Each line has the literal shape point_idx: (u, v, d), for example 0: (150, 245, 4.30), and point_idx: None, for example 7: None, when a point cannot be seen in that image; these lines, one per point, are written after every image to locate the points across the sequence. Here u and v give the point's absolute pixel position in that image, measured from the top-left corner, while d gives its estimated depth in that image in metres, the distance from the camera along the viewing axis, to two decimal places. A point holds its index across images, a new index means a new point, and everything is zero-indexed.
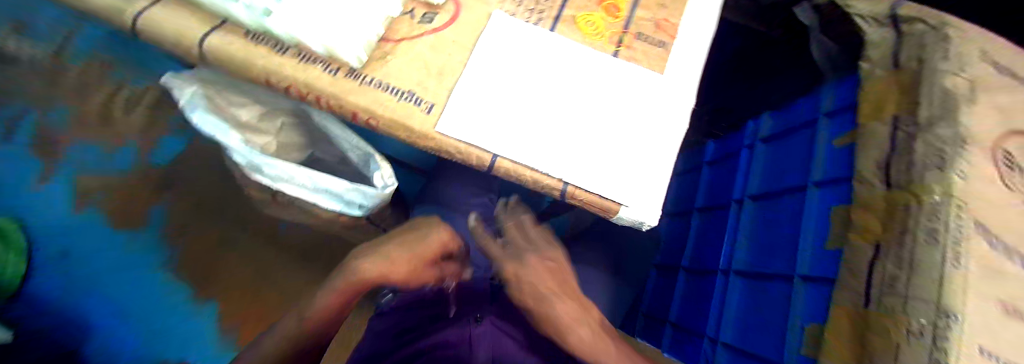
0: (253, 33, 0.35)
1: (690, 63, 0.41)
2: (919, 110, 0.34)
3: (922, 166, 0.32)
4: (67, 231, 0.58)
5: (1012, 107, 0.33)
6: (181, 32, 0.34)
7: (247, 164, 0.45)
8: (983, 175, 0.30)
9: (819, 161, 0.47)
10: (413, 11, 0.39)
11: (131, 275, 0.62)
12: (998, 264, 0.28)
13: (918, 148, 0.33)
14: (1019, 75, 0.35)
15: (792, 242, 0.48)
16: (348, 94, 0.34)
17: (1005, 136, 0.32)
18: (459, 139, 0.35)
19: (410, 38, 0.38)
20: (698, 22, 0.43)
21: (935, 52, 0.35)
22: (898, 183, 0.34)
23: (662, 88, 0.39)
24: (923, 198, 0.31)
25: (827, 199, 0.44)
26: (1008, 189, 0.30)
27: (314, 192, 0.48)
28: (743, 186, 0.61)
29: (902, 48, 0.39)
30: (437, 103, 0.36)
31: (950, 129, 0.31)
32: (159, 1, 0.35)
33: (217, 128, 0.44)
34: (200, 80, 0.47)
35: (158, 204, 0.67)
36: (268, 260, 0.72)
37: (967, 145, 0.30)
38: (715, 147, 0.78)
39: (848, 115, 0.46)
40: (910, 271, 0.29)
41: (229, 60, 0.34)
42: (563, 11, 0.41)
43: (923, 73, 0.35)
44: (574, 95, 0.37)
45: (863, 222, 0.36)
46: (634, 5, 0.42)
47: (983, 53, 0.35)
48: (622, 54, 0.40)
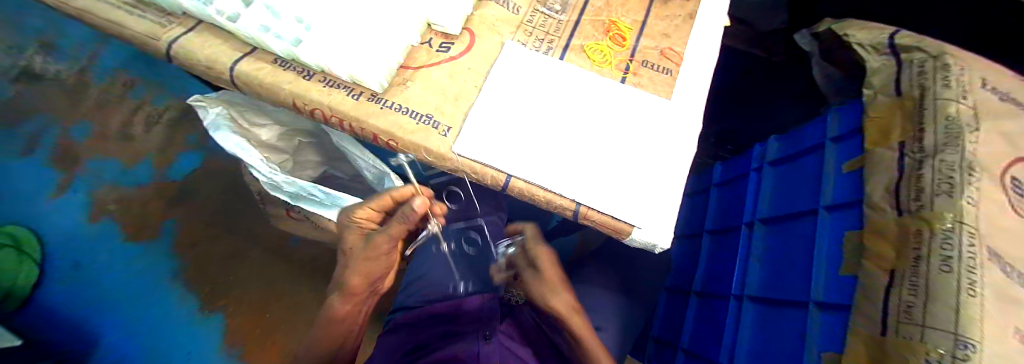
0: (281, 60, 0.37)
1: (697, 89, 0.42)
2: (924, 138, 0.35)
3: (932, 192, 0.32)
4: (78, 243, 0.67)
5: (1017, 134, 0.34)
6: (212, 59, 0.36)
7: (267, 181, 0.47)
8: (990, 201, 0.30)
9: (830, 186, 0.47)
10: (431, 40, 0.41)
11: (138, 288, 0.69)
12: (1013, 291, 0.28)
13: (925, 174, 0.33)
14: (1020, 101, 0.36)
15: (806, 266, 0.47)
16: (369, 117, 0.36)
17: (1012, 163, 0.32)
18: (473, 160, 0.36)
19: (428, 65, 0.40)
20: (702, 51, 0.44)
21: (935, 81, 0.37)
22: (908, 208, 0.34)
23: (669, 113, 0.40)
24: (934, 225, 0.31)
25: (839, 223, 0.44)
26: (1018, 216, 0.31)
27: (329, 209, 0.49)
28: (753, 209, 0.61)
29: (903, 75, 0.40)
30: (453, 127, 0.37)
31: (957, 155, 0.32)
32: (193, 29, 0.37)
33: (239, 146, 0.46)
34: (224, 102, 0.49)
35: (169, 218, 0.75)
36: (280, 276, 0.81)
37: (974, 172, 0.31)
38: (723, 169, 0.78)
39: (854, 140, 0.46)
40: (925, 297, 0.29)
41: (257, 85, 0.36)
42: (572, 40, 0.43)
43: (926, 100, 0.36)
44: (584, 119, 0.38)
45: (875, 247, 0.36)
46: (639, 34, 0.44)
47: (984, 82, 0.36)
48: (630, 81, 0.42)
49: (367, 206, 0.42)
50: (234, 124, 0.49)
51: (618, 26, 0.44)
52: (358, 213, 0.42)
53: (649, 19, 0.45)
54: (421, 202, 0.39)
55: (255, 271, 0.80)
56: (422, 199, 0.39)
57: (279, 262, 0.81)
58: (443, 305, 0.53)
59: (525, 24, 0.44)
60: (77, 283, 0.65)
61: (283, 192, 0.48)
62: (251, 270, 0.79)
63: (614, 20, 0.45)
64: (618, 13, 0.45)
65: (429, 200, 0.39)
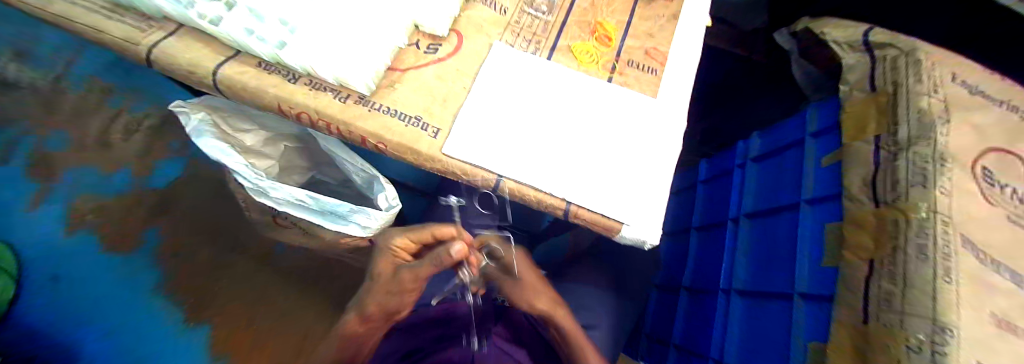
0: (266, 64, 0.36)
1: (681, 88, 0.43)
2: (899, 131, 0.36)
3: (907, 183, 0.33)
4: (52, 253, 0.60)
5: (986, 127, 0.35)
6: (195, 63, 0.35)
7: (253, 187, 0.46)
8: (962, 190, 0.31)
9: (810, 180, 0.49)
10: (418, 42, 0.41)
11: (121, 303, 0.64)
12: (986, 277, 0.29)
13: (901, 167, 0.34)
14: (987, 94, 0.38)
15: (790, 259, 0.48)
16: (356, 120, 0.35)
17: (982, 154, 0.34)
18: (463, 161, 0.36)
19: (415, 67, 0.39)
20: (686, 50, 0.45)
21: (908, 76, 0.38)
22: (886, 199, 0.35)
23: (656, 111, 0.41)
24: (911, 214, 0.32)
25: (820, 216, 0.45)
26: (990, 204, 0.32)
27: (318, 215, 0.48)
28: (739, 204, 0.63)
29: (879, 70, 0.42)
30: (442, 128, 0.37)
31: (928, 147, 0.33)
32: (174, 33, 0.36)
33: (222, 152, 0.45)
34: (206, 107, 0.48)
35: (152, 226, 0.72)
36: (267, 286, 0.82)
37: (946, 162, 0.32)
38: (708, 166, 0.80)
39: (832, 135, 0.48)
40: (905, 284, 0.30)
41: (242, 88, 0.35)
42: (559, 41, 0.44)
43: (901, 95, 0.38)
44: (573, 119, 0.39)
45: (856, 239, 0.38)
46: (624, 35, 0.45)
47: (954, 77, 0.37)
48: (616, 80, 0.42)
49: (407, 236, 0.43)
50: (217, 130, 0.48)
51: (604, 27, 0.45)
52: (395, 242, 0.42)
53: (634, 20, 0.46)
54: (460, 248, 0.36)
55: (243, 280, 0.80)
56: (461, 244, 0.37)
57: (264, 270, 0.83)
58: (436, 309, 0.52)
59: (512, 26, 0.44)
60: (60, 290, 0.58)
61: (270, 199, 0.47)
62: (238, 279, 0.80)
63: (600, 21, 0.45)
64: (604, 14, 0.46)
65: (468, 247, 0.36)
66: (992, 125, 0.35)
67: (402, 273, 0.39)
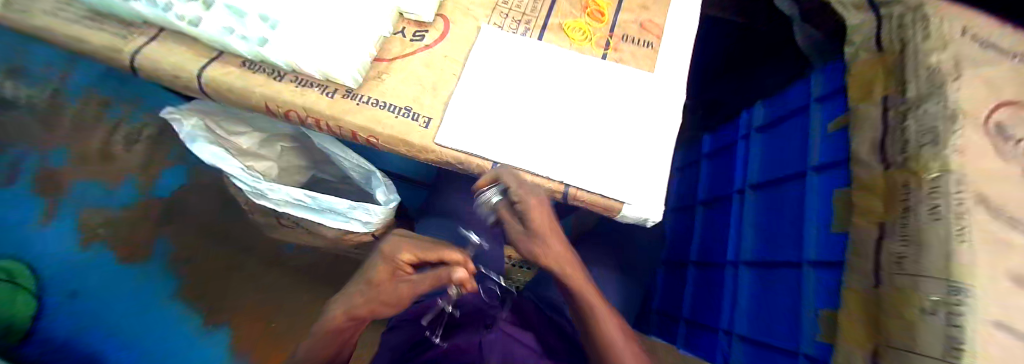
0: (251, 62, 0.35)
1: (678, 60, 0.41)
2: (908, 89, 0.35)
3: (917, 144, 0.32)
4: (74, 268, 0.64)
5: (1000, 80, 0.33)
6: (179, 67, 0.34)
7: (251, 190, 0.46)
8: (976, 150, 0.30)
9: (815, 147, 0.48)
10: (404, 31, 0.40)
11: (140, 313, 0.67)
12: (1002, 235, 0.28)
13: (910, 126, 0.33)
14: (1002, 46, 0.36)
15: (796, 228, 0.48)
16: (346, 115, 0.35)
17: (997, 107, 0.32)
18: (456, 149, 0.35)
19: (402, 56, 0.38)
20: (682, 20, 0.43)
21: (916, 32, 0.36)
22: (896, 162, 0.34)
23: (653, 86, 0.39)
24: (922, 176, 0.31)
25: (827, 183, 0.44)
26: (1004, 159, 0.31)
27: (319, 213, 0.48)
28: (743, 176, 0.62)
29: (883, 31, 0.40)
30: (434, 117, 0.36)
31: (938, 105, 0.32)
32: (157, 38, 0.35)
33: (216, 156, 0.45)
34: (197, 112, 0.48)
35: (161, 235, 0.74)
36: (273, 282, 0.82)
37: (958, 120, 0.31)
38: (711, 140, 0.78)
39: (837, 99, 0.46)
40: (916, 248, 0.29)
41: (228, 90, 0.35)
42: (550, 20, 0.42)
43: (908, 54, 0.36)
44: (567, 99, 0.38)
45: (865, 204, 0.37)
46: (618, 9, 0.43)
47: (966, 30, 0.35)
48: (611, 57, 0.41)
49: (413, 250, 0.38)
50: (211, 135, 0.48)
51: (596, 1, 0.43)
52: (400, 254, 0.37)
53: None
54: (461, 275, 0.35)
55: (253, 280, 0.81)
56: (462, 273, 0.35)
57: (270, 271, 0.83)
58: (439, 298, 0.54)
59: (500, 7, 0.43)
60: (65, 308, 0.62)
61: (269, 200, 0.47)
62: (248, 280, 0.81)
63: None
64: None
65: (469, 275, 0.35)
66: (1008, 80, 0.34)
67: (400, 286, 0.37)
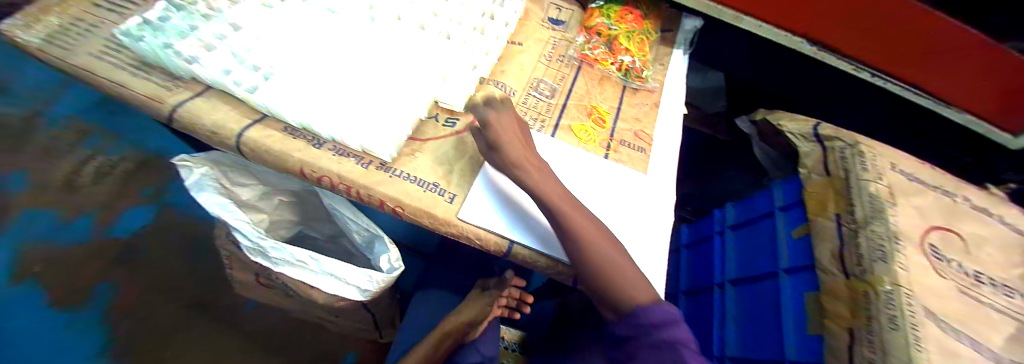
0: (292, 128, 0.38)
1: (667, 165, 0.49)
2: (856, 211, 0.44)
3: (870, 261, 0.40)
4: None
5: (908, 207, 0.43)
6: (220, 124, 0.36)
7: (252, 247, 0.43)
8: (920, 267, 0.39)
9: (784, 252, 0.55)
10: (437, 115, 0.45)
11: None
12: (951, 345, 0.34)
13: (874, 301, 0.37)
14: (906, 176, 0.47)
15: (776, 325, 0.52)
16: (378, 185, 0.37)
17: (926, 232, 0.42)
18: (478, 226, 0.38)
19: (435, 138, 0.43)
20: (668, 134, 0.53)
21: (854, 164, 0.47)
22: (853, 273, 0.41)
23: (649, 186, 0.46)
24: (876, 287, 0.38)
25: (798, 285, 0.50)
26: (943, 277, 0.39)
27: (313, 276, 0.45)
28: (722, 271, 0.68)
29: (830, 160, 0.51)
30: (459, 194, 0.39)
31: (883, 227, 0.41)
32: (202, 93, 0.38)
33: (223, 208, 0.43)
34: (211, 162, 0.47)
35: (105, 281, 0.58)
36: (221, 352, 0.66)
37: (903, 288, 0.36)
38: (689, 231, 0.88)
39: (797, 211, 0.55)
40: (882, 354, 0.34)
41: (265, 152, 0.37)
42: (561, 121, 0.49)
43: (851, 185, 0.46)
44: (580, 189, 0.43)
45: (834, 309, 0.42)
46: (616, 118, 0.52)
47: (891, 165, 0.47)
48: (612, 157, 0.48)
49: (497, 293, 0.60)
50: (217, 185, 0.47)
51: (598, 110, 0.52)
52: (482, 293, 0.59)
53: (623, 106, 0.54)
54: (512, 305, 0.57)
55: (204, 350, 0.65)
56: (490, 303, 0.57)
57: (227, 336, 0.68)
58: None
59: (520, 105, 0.49)
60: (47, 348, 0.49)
61: (267, 258, 0.44)
62: (199, 349, 0.64)
63: (595, 105, 0.53)
64: (597, 100, 0.54)
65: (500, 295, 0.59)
66: (930, 207, 0.45)
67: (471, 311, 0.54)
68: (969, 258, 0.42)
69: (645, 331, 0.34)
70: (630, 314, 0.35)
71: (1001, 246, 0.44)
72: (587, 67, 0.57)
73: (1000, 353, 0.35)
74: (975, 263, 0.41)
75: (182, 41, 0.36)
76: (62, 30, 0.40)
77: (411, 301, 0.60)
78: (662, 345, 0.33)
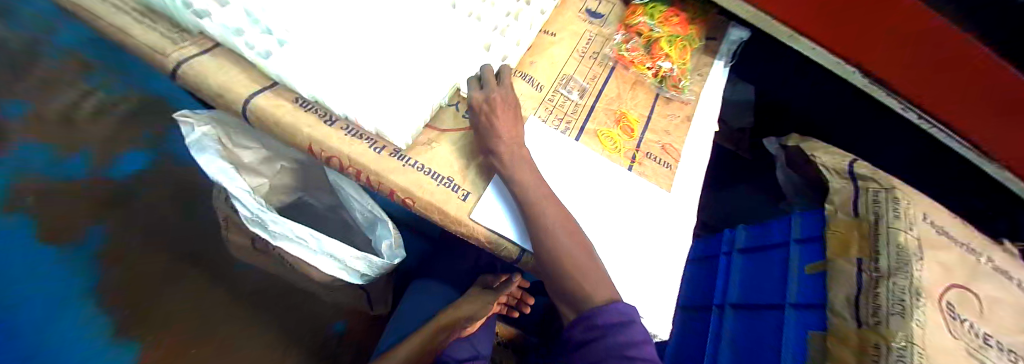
0: (303, 101, 0.36)
1: (692, 185, 0.47)
2: (880, 260, 0.42)
3: (886, 311, 0.38)
4: None
5: (936, 262, 0.41)
6: (225, 86, 0.34)
7: (251, 219, 0.41)
8: (936, 326, 0.36)
9: (794, 287, 0.53)
10: (458, 104, 0.43)
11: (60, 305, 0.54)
12: None
13: (882, 356, 0.36)
14: (939, 229, 0.45)
15: (773, 358, 0.51)
16: (390, 173, 0.35)
17: (951, 291, 0.40)
18: (488, 228, 0.36)
19: (455, 129, 0.40)
20: (695, 151, 0.50)
21: (887, 210, 0.44)
22: (867, 322, 0.39)
23: (671, 206, 0.44)
24: (888, 341, 0.36)
25: (804, 323, 0.48)
26: (953, 336, 0.37)
27: (312, 253, 0.43)
28: (724, 293, 0.67)
29: (861, 200, 0.48)
30: (473, 192, 0.37)
31: (906, 280, 0.39)
32: (210, 50, 0.35)
33: (224, 173, 0.41)
34: (213, 120, 0.44)
35: (99, 223, 0.61)
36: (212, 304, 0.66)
37: (912, 346, 0.34)
38: (695, 246, 0.87)
39: (815, 246, 0.53)
40: None
41: (273, 122, 0.34)
42: (587, 124, 0.47)
43: (880, 229, 0.44)
44: (601, 201, 0.41)
45: (840, 356, 0.40)
46: (645, 128, 0.49)
47: (924, 215, 0.45)
48: (636, 169, 0.45)
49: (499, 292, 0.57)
50: (219, 145, 0.44)
51: (627, 117, 0.49)
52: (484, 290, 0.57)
53: (654, 115, 0.51)
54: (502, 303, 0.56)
55: (192, 303, 0.65)
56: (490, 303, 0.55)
57: (217, 291, 0.68)
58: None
59: (547, 102, 0.46)
60: (42, 273, 0.54)
61: (265, 230, 0.42)
62: (186, 301, 0.65)
63: (624, 111, 0.50)
64: (627, 105, 0.51)
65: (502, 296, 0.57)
66: (960, 265, 0.43)
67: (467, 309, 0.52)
68: (993, 325, 0.40)
69: (603, 330, 0.33)
70: (594, 310, 0.34)
71: (1020, 313, 0.42)
72: (621, 69, 0.54)
73: None
74: (995, 329, 0.39)
75: None
76: None
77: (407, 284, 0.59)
78: (615, 351, 0.32)
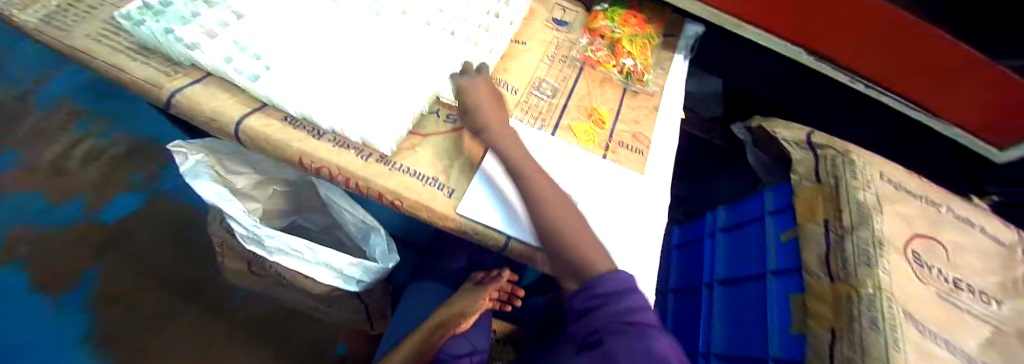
0: (291, 118, 0.38)
1: (664, 167, 0.50)
2: (844, 217, 0.45)
3: (854, 263, 0.41)
4: None
5: (893, 214, 0.45)
6: (218, 112, 0.36)
7: (247, 236, 0.43)
8: (902, 272, 0.40)
9: (773, 255, 0.56)
10: (439, 111, 0.45)
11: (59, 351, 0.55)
12: (927, 347, 0.35)
13: (858, 303, 0.38)
14: (894, 185, 0.48)
15: (761, 324, 0.54)
16: (378, 178, 0.37)
17: (910, 239, 0.43)
18: (476, 221, 0.38)
19: (436, 133, 0.43)
20: (665, 136, 0.54)
21: (844, 172, 0.48)
22: (839, 276, 0.42)
23: (646, 187, 0.47)
24: (859, 288, 0.39)
25: (784, 286, 0.51)
26: (923, 283, 0.40)
27: (308, 265, 0.45)
28: (711, 271, 0.70)
29: (822, 166, 0.52)
30: (458, 189, 0.39)
31: (868, 232, 0.42)
32: (200, 80, 0.38)
33: (219, 196, 0.42)
34: (205, 148, 0.46)
35: (91, 266, 0.62)
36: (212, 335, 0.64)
37: (879, 292, 0.38)
38: (681, 232, 0.90)
39: (787, 215, 0.57)
40: (861, 353, 0.35)
41: (265, 140, 0.36)
42: (561, 120, 0.50)
43: (840, 189, 0.47)
44: (579, 188, 0.44)
45: (817, 311, 0.43)
46: (616, 119, 0.53)
47: (879, 173, 0.49)
48: (610, 158, 0.48)
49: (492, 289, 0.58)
50: (211, 171, 0.46)
51: (598, 111, 0.53)
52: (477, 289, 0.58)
53: (623, 107, 0.55)
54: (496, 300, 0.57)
55: (191, 336, 0.63)
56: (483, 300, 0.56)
57: (216, 322, 0.66)
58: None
59: (522, 103, 0.50)
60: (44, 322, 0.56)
61: (261, 247, 0.44)
62: (186, 336, 0.63)
63: (595, 106, 0.53)
64: (598, 101, 0.54)
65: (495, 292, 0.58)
66: (916, 216, 0.46)
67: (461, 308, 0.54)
68: (950, 266, 0.43)
69: (604, 298, 0.34)
70: (594, 279, 0.35)
71: (975, 253, 0.45)
72: (589, 68, 0.58)
73: (976, 358, 0.36)
74: (953, 270, 0.43)
75: (183, 27, 0.36)
76: (60, 11, 0.39)
77: (406, 292, 0.61)
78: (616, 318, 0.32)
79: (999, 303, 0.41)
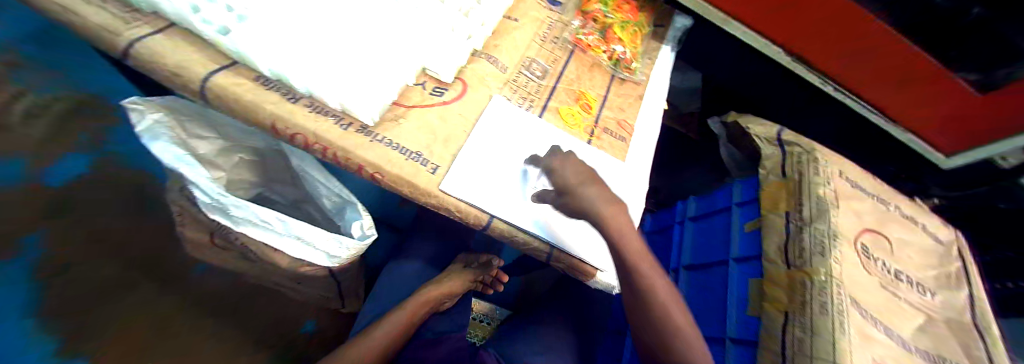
0: (264, 80, 0.36)
1: (645, 156, 0.52)
2: (804, 210, 0.48)
3: (810, 253, 0.44)
4: None
5: (848, 210, 0.48)
6: (181, 66, 0.33)
7: (211, 204, 0.40)
8: (849, 262, 0.44)
9: (736, 243, 0.59)
10: (425, 83, 0.44)
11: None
12: (866, 330, 0.39)
13: (809, 289, 0.42)
14: (852, 184, 0.52)
15: (721, 306, 0.57)
16: (357, 149, 0.36)
17: (861, 233, 0.47)
18: (460, 198, 0.37)
19: (421, 105, 0.42)
20: (648, 126, 0.55)
21: (808, 169, 0.51)
22: (795, 264, 0.45)
23: (626, 174, 0.48)
24: (812, 276, 0.42)
25: (744, 272, 0.55)
26: (868, 272, 0.44)
27: (278, 236, 0.43)
28: (679, 257, 0.74)
29: (789, 162, 0.55)
30: (442, 165, 0.39)
31: (825, 225, 0.45)
32: (161, 31, 0.34)
33: (178, 159, 0.39)
34: (166, 107, 0.42)
35: (36, 229, 0.55)
36: (169, 311, 0.59)
37: (826, 278, 0.41)
38: (653, 220, 0.94)
39: (752, 206, 0.60)
40: (811, 334, 0.39)
41: (232, 100, 0.34)
42: (548, 102, 0.50)
43: (804, 185, 0.50)
44: None
45: (772, 294, 0.46)
46: (602, 106, 0.53)
47: (840, 172, 0.52)
48: (595, 143, 0.49)
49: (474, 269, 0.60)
50: (171, 133, 0.42)
51: (586, 97, 0.53)
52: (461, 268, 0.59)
53: (610, 94, 0.55)
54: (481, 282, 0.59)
55: (149, 310, 0.58)
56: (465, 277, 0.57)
57: (176, 295, 0.60)
58: (441, 350, 0.50)
59: (510, 82, 0.49)
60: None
61: (227, 216, 0.41)
62: (141, 311, 0.57)
63: (583, 91, 0.53)
64: (586, 86, 0.54)
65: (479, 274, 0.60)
66: (868, 212, 0.50)
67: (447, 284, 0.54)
68: (893, 258, 0.47)
69: None
70: None
71: (914, 248, 0.50)
72: (579, 52, 0.57)
73: (906, 340, 0.41)
74: (895, 262, 0.47)
75: None
76: None
77: (386, 269, 0.60)
78: None
79: (928, 292, 0.46)
